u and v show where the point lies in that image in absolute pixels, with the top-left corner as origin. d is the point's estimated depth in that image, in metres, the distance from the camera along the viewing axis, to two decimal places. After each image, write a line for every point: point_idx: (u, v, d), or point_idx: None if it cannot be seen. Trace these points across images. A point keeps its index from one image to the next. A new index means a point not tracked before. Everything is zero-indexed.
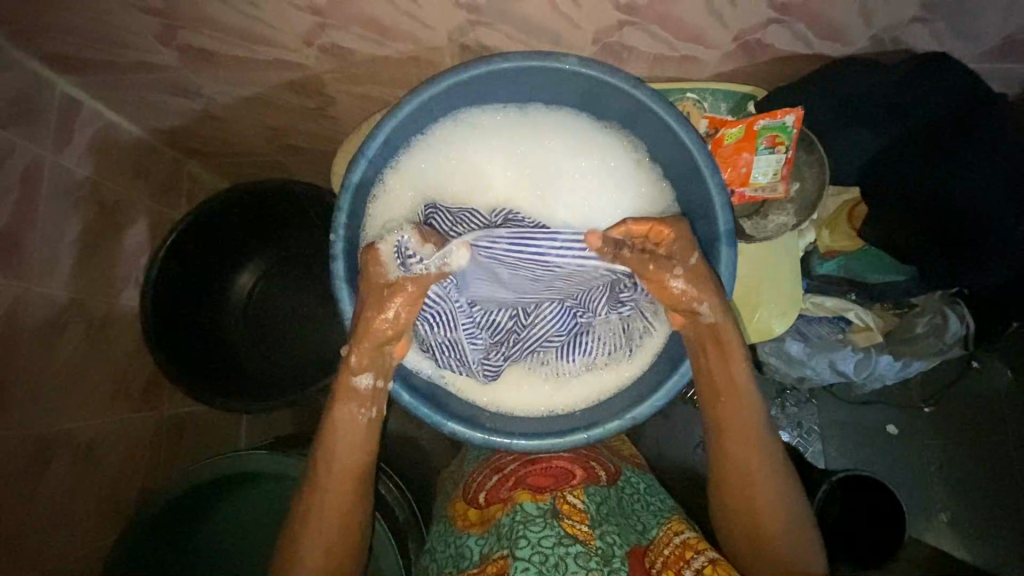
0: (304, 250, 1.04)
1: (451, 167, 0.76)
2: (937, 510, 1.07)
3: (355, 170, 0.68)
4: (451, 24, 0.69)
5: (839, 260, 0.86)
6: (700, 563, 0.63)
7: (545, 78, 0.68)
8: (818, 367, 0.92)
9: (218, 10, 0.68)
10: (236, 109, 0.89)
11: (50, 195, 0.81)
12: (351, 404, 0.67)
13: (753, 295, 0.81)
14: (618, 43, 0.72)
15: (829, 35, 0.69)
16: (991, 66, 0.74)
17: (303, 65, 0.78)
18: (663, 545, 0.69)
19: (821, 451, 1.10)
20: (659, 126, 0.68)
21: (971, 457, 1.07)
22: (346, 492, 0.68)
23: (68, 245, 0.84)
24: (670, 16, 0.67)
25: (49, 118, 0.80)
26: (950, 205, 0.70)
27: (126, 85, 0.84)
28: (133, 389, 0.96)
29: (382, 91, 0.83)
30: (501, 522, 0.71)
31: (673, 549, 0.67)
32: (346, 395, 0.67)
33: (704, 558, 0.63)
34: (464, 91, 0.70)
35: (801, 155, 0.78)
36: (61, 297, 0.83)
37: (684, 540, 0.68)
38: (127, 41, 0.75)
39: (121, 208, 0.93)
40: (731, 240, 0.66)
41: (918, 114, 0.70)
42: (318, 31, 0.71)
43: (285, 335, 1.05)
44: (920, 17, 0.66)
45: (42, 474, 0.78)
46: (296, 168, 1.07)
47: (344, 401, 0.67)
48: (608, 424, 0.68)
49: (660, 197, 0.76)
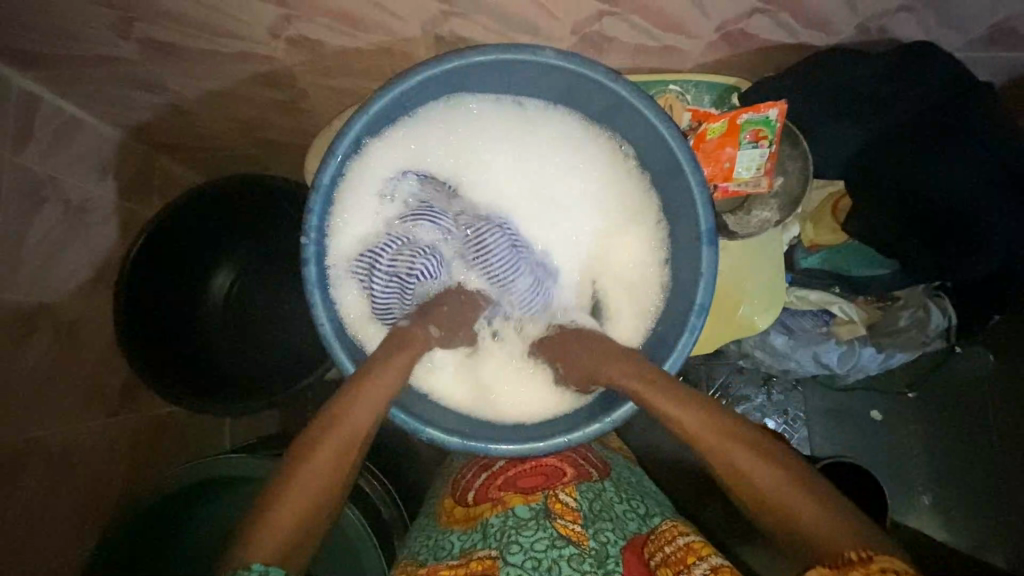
0: (277, 243, 1.00)
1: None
2: (919, 494, 1.08)
3: (325, 170, 0.65)
4: (423, 15, 0.67)
5: (823, 253, 0.86)
6: (703, 569, 0.61)
7: (523, 72, 0.66)
8: (802, 359, 0.91)
9: (176, 2, 0.65)
10: (204, 103, 0.86)
11: (10, 197, 0.77)
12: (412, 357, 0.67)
13: (735, 290, 0.80)
14: (598, 34, 0.70)
15: (813, 25, 0.68)
16: (980, 54, 0.72)
17: (272, 57, 0.75)
18: (664, 542, 0.67)
19: (806, 437, 1.10)
20: (639, 122, 0.66)
21: (955, 441, 1.08)
22: (345, 447, 0.60)
23: (34, 247, 0.81)
24: (649, 5, 0.65)
25: (6, 114, 0.76)
26: (938, 203, 0.70)
27: (85, 78, 0.80)
28: (109, 392, 0.93)
29: (357, 84, 0.80)
30: (488, 521, 0.70)
31: (675, 550, 0.65)
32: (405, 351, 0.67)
33: (706, 564, 0.61)
34: (439, 86, 0.67)
35: (786, 148, 0.76)
36: (24, 301, 0.80)
37: (686, 543, 0.65)
38: (84, 34, 0.71)
39: (88, 206, 0.90)
40: (711, 239, 0.65)
41: (905, 106, 0.69)
42: (284, 23, 0.68)
43: (264, 332, 1.02)
44: (906, 5, 0.65)
45: (12, 485, 0.76)
46: (273, 161, 1.03)
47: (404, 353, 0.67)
48: (588, 428, 0.68)
49: (648, 193, 0.73)
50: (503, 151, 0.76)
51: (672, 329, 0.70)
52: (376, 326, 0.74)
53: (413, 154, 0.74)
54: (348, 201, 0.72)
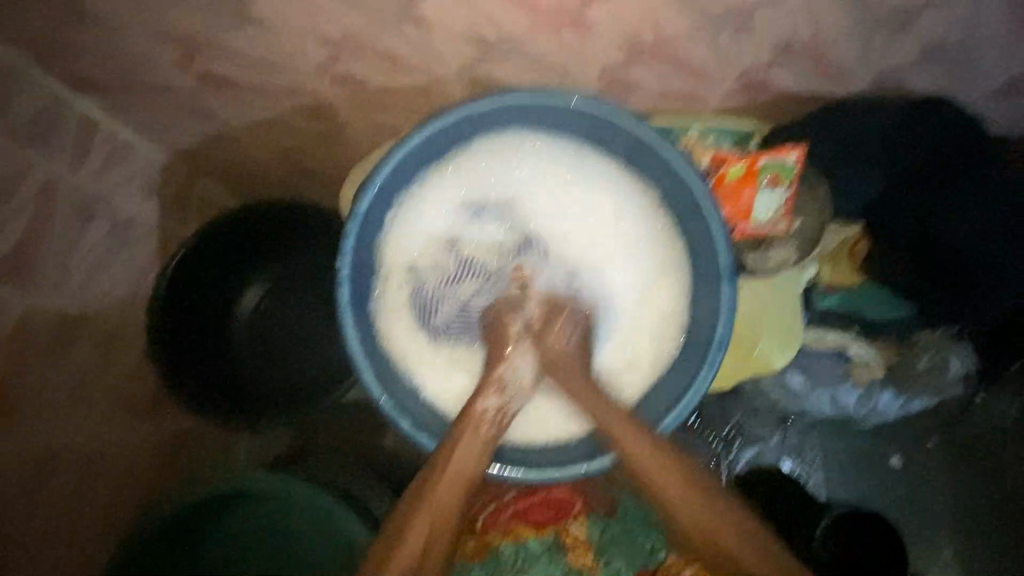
0: (304, 266, 1.03)
1: (473, 202, 0.78)
2: (942, 547, 1.04)
3: (362, 201, 0.69)
4: (461, 57, 0.72)
5: (840, 294, 0.85)
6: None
7: (552, 114, 0.70)
8: (819, 402, 0.90)
9: (235, 39, 0.71)
10: (248, 131, 0.91)
11: (64, 210, 0.82)
12: (466, 468, 0.65)
13: (752, 330, 0.81)
14: (625, 80, 0.74)
15: (831, 76, 0.71)
16: (995, 108, 0.74)
17: (317, 91, 0.80)
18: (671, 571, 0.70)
19: (823, 482, 1.08)
20: (661, 164, 0.70)
21: (978, 495, 1.04)
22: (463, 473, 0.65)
23: (80, 259, 0.86)
24: (674, 53, 0.69)
25: (70, 136, 0.83)
26: (950, 244, 0.72)
27: (143, 105, 0.86)
28: (138, 402, 0.96)
29: (394, 119, 0.85)
30: (501, 551, 0.73)
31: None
32: (456, 455, 0.66)
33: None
34: (471, 126, 0.71)
35: (804, 192, 0.77)
36: (66, 309, 0.84)
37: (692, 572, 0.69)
38: (147, 64, 0.78)
39: (132, 224, 0.95)
40: (731, 277, 0.67)
41: (916, 152, 0.72)
42: (332, 60, 0.74)
43: (288, 352, 1.04)
44: (921, 60, 0.68)
45: (40, 488, 0.79)
46: (309, 189, 1.06)
47: (457, 461, 0.65)
48: (607, 458, 0.69)
49: (667, 234, 0.75)
50: (535, 188, 0.78)
51: (692, 364, 0.71)
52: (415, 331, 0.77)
53: (447, 187, 0.77)
54: (412, 203, 0.76)
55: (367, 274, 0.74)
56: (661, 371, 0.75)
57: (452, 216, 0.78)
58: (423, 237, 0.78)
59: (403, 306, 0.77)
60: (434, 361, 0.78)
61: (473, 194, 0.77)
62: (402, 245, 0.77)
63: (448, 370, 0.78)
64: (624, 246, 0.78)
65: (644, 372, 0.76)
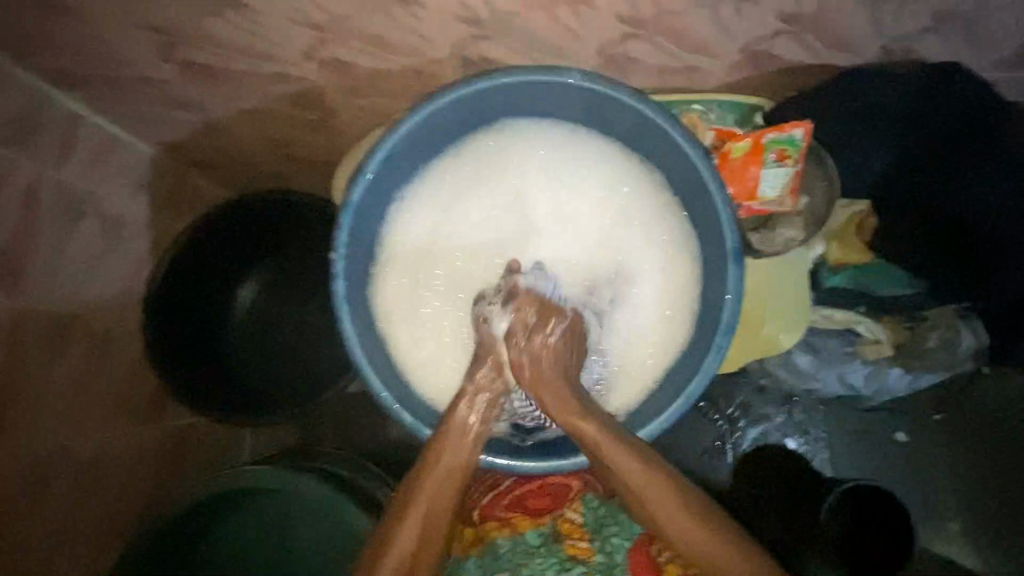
0: (297, 258, 1.01)
1: (482, 190, 0.75)
2: (947, 520, 1.03)
3: (356, 189, 0.66)
4: (452, 36, 0.69)
5: (849, 272, 0.84)
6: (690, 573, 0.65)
7: (548, 93, 0.68)
8: (828, 380, 0.88)
9: (215, 24, 0.69)
10: (237, 122, 0.88)
11: (51, 209, 0.80)
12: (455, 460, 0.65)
13: (760, 309, 0.80)
14: (623, 56, 0.71)
15: (837, 45, 0.69)
16: (1009, 73, 0.71)
17: (304, 77, 0.77)
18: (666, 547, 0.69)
19: (828, 459, 1.04)
20: (666, 143, 0.67)
21: (986, 467, 1.03)
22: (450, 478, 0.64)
23: (72, 258, 0.84)
24: (674, 25, 0.66)
25: (52, 132, 0.80)
26: (962, 220, 0.71)
27: (127, 98, 0.83)
28: (137, 402, 0.95)
29: (386, 104, 0.81)
30: (497, 543, 0.71)
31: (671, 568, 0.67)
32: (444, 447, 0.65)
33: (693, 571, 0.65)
34: (467, 108, 0.69)
35: (811, 169, 0.75)
36: (61, 309, 0.83)
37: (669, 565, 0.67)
38: (129, 56, 0.75)
39: (124, 222, 0.92)
40: (738, 258, 0.65)
41: (930, 126, 0.70)
42: (319, 45, 0.71)
43: (284, 346, 1.02)
44: (929, 26, 0.65)
45: (41, 493, 0.78)
46: (299, 180, 1.02)
47: (447, 453, 0.65)
48: None
49: (673, 216, 0.73)
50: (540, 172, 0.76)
51: (701, 349, 0.69)
52: (415, 322, 0.75)
53: (449, 174, 0.75)
54: (413, 190, 0.75)
55: (361, 266, 0.71)
56: (674, 357, 0.73)
57: (456, 202, 0.76)
58: (422, 224, 0.76)
59: (404, 299, 0.75)
60: (433, 356, 0.75)
61: (486, 177, 0.75)
62: (398, 232, 0.75)
63: (449, 360, 0.75)
64: (637, 225, 0.75)
65: (653, 358, 0.74)
